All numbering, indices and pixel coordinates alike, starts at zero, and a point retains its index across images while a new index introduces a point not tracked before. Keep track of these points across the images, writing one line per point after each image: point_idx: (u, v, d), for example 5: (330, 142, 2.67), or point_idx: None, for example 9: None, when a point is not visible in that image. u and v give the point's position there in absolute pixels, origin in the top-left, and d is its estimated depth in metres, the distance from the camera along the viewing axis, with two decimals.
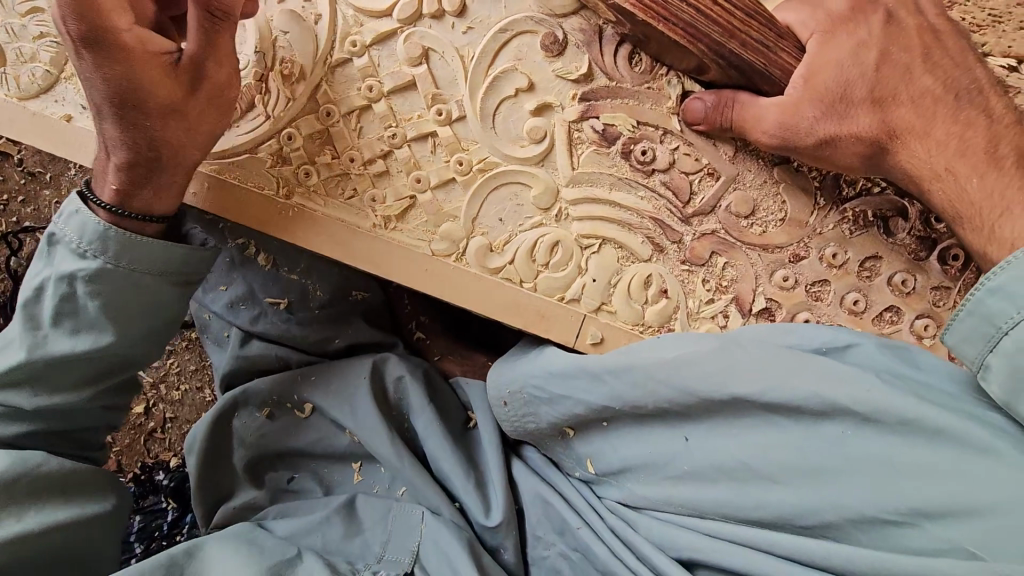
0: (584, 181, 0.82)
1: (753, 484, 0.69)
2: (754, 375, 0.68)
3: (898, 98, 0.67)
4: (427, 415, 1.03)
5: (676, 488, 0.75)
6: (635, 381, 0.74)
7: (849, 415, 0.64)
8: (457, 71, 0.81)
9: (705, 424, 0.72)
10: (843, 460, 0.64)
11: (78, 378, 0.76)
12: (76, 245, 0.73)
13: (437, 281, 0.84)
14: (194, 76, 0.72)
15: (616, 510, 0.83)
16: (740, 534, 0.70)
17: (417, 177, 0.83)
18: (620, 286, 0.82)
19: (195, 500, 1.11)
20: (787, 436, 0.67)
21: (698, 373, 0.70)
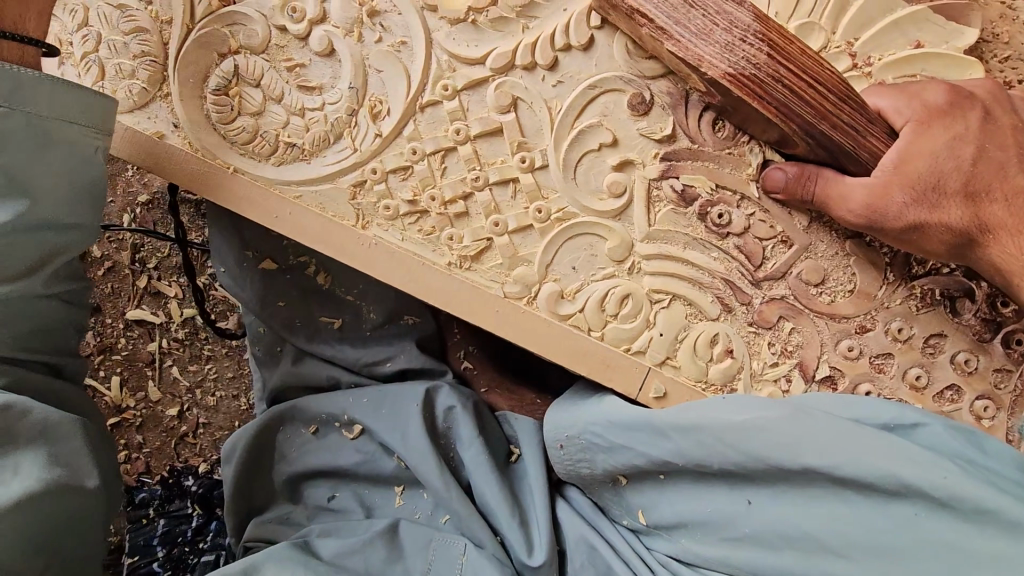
0: (659, 238, 0.84)
1: (817, 556, 0.69)
2: (829, 448, 0.68)
3: (993, 194, 0.70)
4: (474, 448, 1.03)
5: (734, 550, 0.75)
6: (702, 441, 0.74)
7: (922, 497, 0.65)
8: (544, 122, 0.84)
9: (771, 490, 0.73)
10: (913, 542, 0.65)
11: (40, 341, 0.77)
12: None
13: (506, 322, 0.86)
14: None
15: (666, 564, 0.84)
16: None
17: (496, 221, 0.85)
18: (686, 342, 0.84)
19: (227, 511, 1.11)
20: (855, 510, 0.68)
21: (770, 441, 0.70)
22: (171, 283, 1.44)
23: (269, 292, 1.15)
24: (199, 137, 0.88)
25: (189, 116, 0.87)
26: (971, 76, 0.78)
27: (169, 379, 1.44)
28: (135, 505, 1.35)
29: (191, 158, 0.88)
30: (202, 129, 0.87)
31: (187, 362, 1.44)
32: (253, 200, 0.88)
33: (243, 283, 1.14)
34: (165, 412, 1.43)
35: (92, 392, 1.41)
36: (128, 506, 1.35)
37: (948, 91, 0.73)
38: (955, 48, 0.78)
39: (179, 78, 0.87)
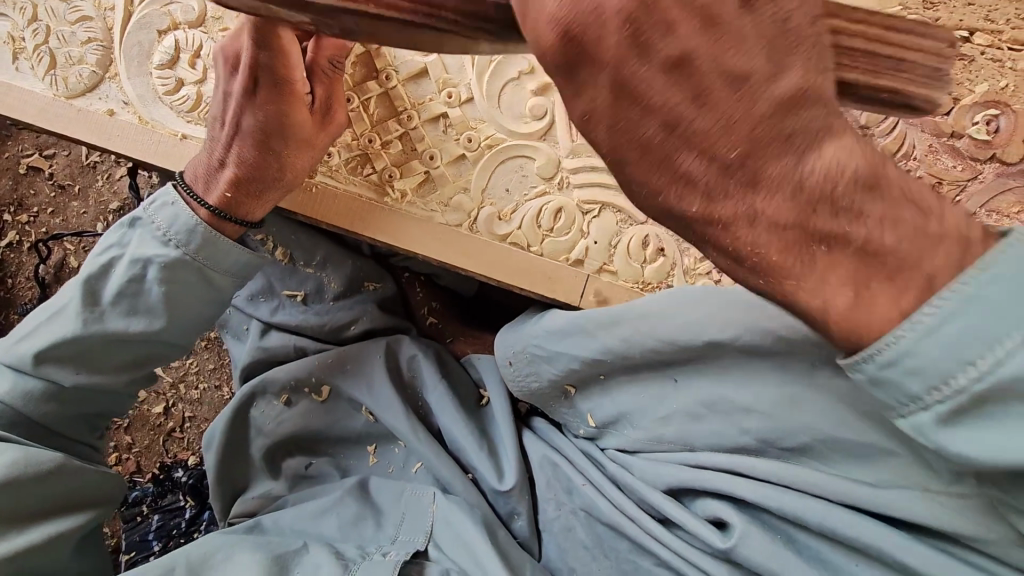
0: (586, 150, 0.89)
1: (733, 416, 0.73)
2: (729, 319, 0.71)
3: (637, 162, 0.46)
4: (440, 391, 1.08)
5: (666, 428, 0.80)
6: (624, 336, 0.78)
7: (814, 349, 0.67)
8: (465, 58, 0.90)
9: (692, 367, 0.76)
10: (817, 390, 0.68)
11: (121, 360, 0.84)
12: (163, 233, 0.81)
13: (451, 249, 0.91)
14: (323, 115, 0.85)
15: (616, 458, 0.88)
16: (721, 461, 0.75)
17: (431, 155, 0.91)
18: (620, 247, 0.88)
19: (213, 495, 1.16)
20: (758, 372, 0.72)
21: (676, 321, 0.75)
22: None
23: None
24: (149, 109, 0.94)
25: (138, 92, 0.94)
26: None
27: None
28: (127, 505, 1.35)
29: (142, 130, 0.93)
30: (150, 102, 0.94)
31: None
32: None
33: None
34: (151, 409, 1.46)
35: None
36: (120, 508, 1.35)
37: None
38: None
39: (125, 58, 0.94)
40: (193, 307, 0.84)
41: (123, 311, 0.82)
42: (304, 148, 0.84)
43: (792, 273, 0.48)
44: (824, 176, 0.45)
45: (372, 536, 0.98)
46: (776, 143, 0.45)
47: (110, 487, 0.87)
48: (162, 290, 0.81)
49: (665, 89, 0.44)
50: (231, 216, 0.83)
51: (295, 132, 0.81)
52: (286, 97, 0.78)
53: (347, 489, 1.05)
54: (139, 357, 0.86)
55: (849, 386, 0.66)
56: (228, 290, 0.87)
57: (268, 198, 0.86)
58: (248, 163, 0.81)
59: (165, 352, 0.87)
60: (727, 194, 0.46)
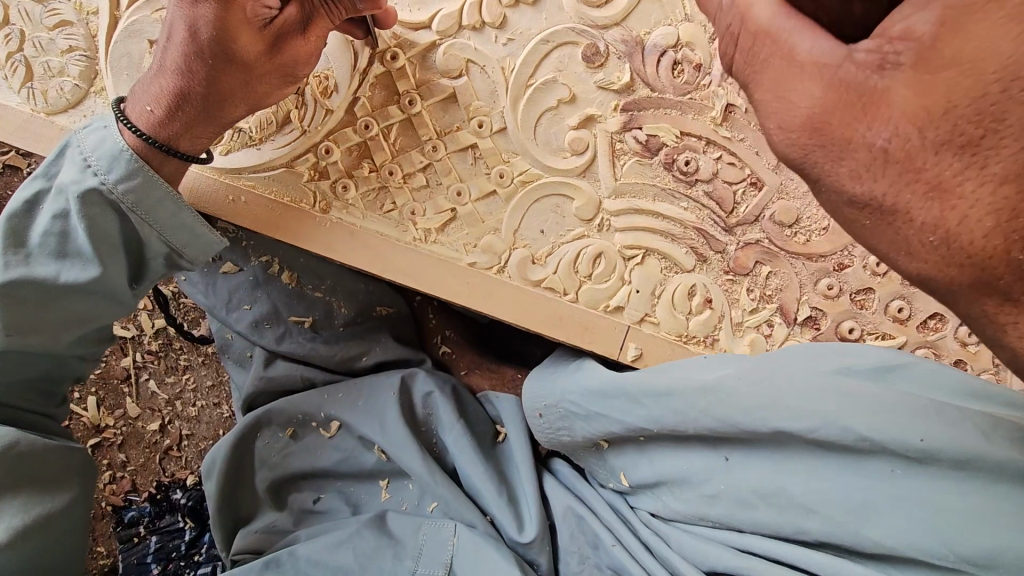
0: (628, 191, 0.81)
1: (790, 509, 0.71)
2: (800, 407, 0.69)
3: (826, 159, 0.50)
4: (457, 430, 1.02)
5: (710, 506, 0.78)
6: (678, 409, 0.76)
7: (894, 454, 0.66)
8: (498, 83, 0.80)
9: (748, 449, 0.75)
10: (883, 491, 0.67)
11: (56, 317, 0.73)
12: (85, 157, 0.71)
13: (478, 293, 0.83)
14: (276, 44, 0.70)
15: (648, 522, 0.87)
16: (774, 549, 0.73)
17: (458, 190, 0.82)
18: (664, 297, 0.82)
19: (213, 524, 1.06)
20: (826, 467, 0.70)
21: (742, 404, 0.72)
22: None
23: (233, 296, 1.10)
24: None
25: None
26: None
27: (147, 394, 1.40)
28: (124, 524, 1.32)
29: None
30: None
31: (164, 373, 1.41)
32: (204, 192, 0.83)
33: (207, 288, 1.11)
34: (146, 426, 1.39)
35: (69, 414, 1.37)
36: (117, 526, 1.32)
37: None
38: None
39: (113, 71, 0.83)
40: (118, 250, 0.74)
41: (49, 254, 0.72)
42: (235, 67, 0.69)
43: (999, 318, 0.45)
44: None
45: (390, 568, 0.93)
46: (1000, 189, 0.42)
47: (83, 475, 0.84)
48: (85, 227, 0.70)
49: (890, 122, 0.46)
50: (162, 144, 0.72)
51: (230, 46, 0.67)
52: (218, 16, 0.66)
53: (363, 523, 0.98)
54: (78, 316, 0.75)
55: (917, 495, 0.65)
56: (163, 249, 0.76)
57: (201, 124, 0.73)
58: (188, 76, 0.69)
59: (103, 308, 0.76)
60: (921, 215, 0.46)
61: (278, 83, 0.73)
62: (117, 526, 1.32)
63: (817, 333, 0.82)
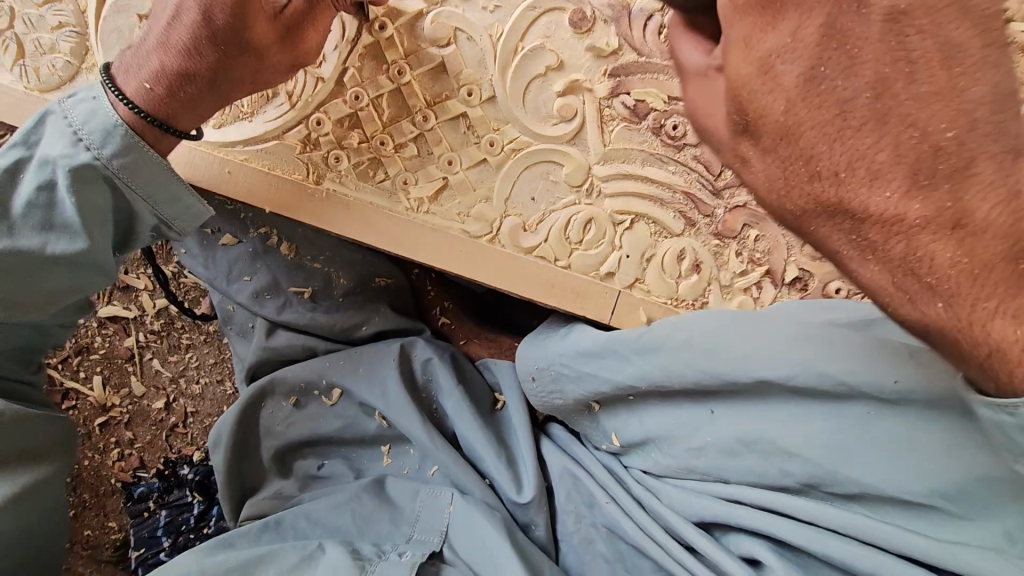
0: (617, 157, 0.82)
1: (774, 458, 0.73)
2: (784, 359, 0.70)
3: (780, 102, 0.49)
4: (455, 396, 1.04)
5: (698, 459, 0.80)
6: (664, 364, 0.78)
7: (869, 397, 0.67)
8: (486, 51, 0.81)
9: (729, 402, 0.77)
10: (863, 438, 0.67)
11: (42, 287, 0.74)
12: (74, 130, 0.71)
13: (473, 259, 0.84)
14: (290, 31, 0.71)
15: (642, 480, 0.89)
16: (758, 497, 0.75)
17: (449, 159, 0.83)
18: (654, 260, 0.83)
19: (220, 494, 1.09)
20: (810, 415, 0.71)
21: (726, 357, 0.74)
22: (140, 275, 1.40)
23: (233, 268, 1.11)
24: None
25: None
26: None
27: (151, 372, 1.42)
28: (135, 500, 1.36)
29: None
30: None
31: (167, 352, 1.43)
32: (197, 165, 0.84)
33: (207, 262, 1.12)
34: (152, 405, 1.42)
35: (76, 393, 1.40)
36: (128, 502, 1.37)
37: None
38: None
39: (103, 46, 0.83)
40: (105, 221, 0.74)
41: (34, 224, 0.71)
42: (249, 56, 0.70)
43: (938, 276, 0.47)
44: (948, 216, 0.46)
45: (387, 533, 0.95)
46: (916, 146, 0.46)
47: (68, 446, 0.87)
48: (74, 199, 0.71)
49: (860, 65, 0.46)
50: (160, 122, 0.72)
51: (245, 33, 0.68)
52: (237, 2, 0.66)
53: (363, 487, 1.02)
54: (62, 287, 0.75)
55: (902, 439, 0.65)
56: (155, 220, 0.77)
57: (200, 104, 0.73)
58: (195, 58, 0.69)
59: (88, 279, 0.77)
60: (857, 182, 0.48)
61: (285, 70, 0.74)
62: (127, 501, 1.37)
63: (805, 294, 0.83)
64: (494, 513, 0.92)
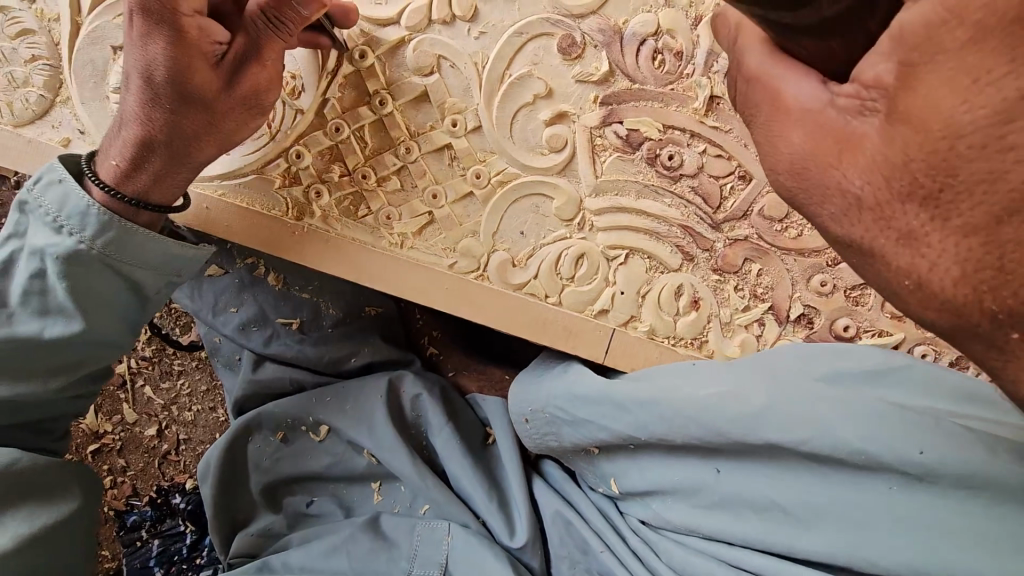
0: (610, 189, 0.78)
1: (781, 524, 0.66)
2: (789, 419, 0.64)
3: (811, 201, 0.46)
4: (446, 433, 1.00)
5: (703, 518, 0.71)
6: (664, 416, 0.71)
7: (891, 468, 0.61)
8: (470, 79, 0.77)
9: (739, 458, 0.69)
10: (876, 509, 0.61)
11: (53, 365, 0.73)
12: (53, 217, 0.68)
13: (459, 301, 0.80)
14: (232, 75, 0.67)
15: (637, 530, 0.85)
16: (763, 567, 0.66)
17: (434, 193, 0.79)
18: (650, 297, 0.78)
19: (211, 527, 1.05)
20: (820, 479, 0.65)
21: (730, 414, 0.67)
22: None
23: (218, 301, 1.09)
24: None
25: (94, 119, 0.82)
26: None
27: (143, 400, 1.40)
28: (128, 528, 1.34)
29: None
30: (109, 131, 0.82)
31: (159, 378, 1.40)
32: None
33: (191, 295, 1.09)
34: (145, 432, 1.40)
35: None
36: (120, 530, 1.35)
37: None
38: None
39: (77, 80, 0.81)
40: (108, 306, 0.72)
41: (30, 311, 0.69)
42: (199, 109, 0.67)
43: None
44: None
45: (386, 570, 0.92)
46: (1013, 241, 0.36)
47: (84, 484, 0.83)
48: (67, 285, 0.68)
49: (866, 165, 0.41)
50: (132, 198, 0.69)
51: (190, 88, 0.65)
52: (173, 58, 0.63)
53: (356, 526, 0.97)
54: (71, 364, 0.74)
55: (918, 511, 0.60)
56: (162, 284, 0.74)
57: (176, 173, 0.71)
58: (150, 125, 0.67)
59: (101, 354, 0.75)
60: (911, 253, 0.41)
61: (245, 115, 0.70)
62: (120, 530, 1.35)
63: (810, 332, 0.78)
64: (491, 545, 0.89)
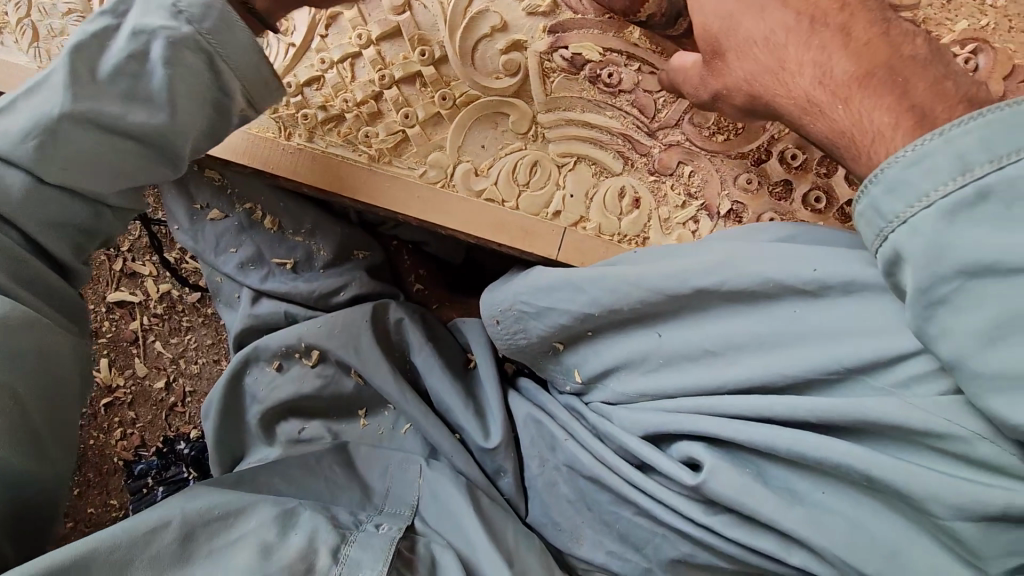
0: (559, 105, 0.89)
1: (713, 362, 0.78)
2: (712, 267, 0.76)
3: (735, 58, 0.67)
4: (426, 352, 1.09)
5: (652, 381, 0.83)
6: (610, 286, 0.81)
7: (793, 292, 0.73)
8: (437, 16, 0.90)
9: (675, 319, 0.81)
10: (786, 331, 0.73)
11: (100, 159, 0.70)
12: (174, 1, 0.68)
13: (432, 206, 0.91)
14: None
15: (596, 409, 0.92)
16: (697, 403, 0.78)
17: (406, 113, 0.91)
18: (596, 198, 0.89)
19: (212, 459, 1.16)
20: (739, 319, 0.76)
21: (666, 271, 0.78)
22: (145, 262, 1.51)
23: (221, 241, 1.20)
24: None
25: None
26: None
27: (153, 354, 1.51)
28: (135, 476, 1.43)
29: None
30: None
31: (168, 334, 1.51)
32: None
33: (195, 236, 1.21)
34: (154, 385, 1.50)
35: None
36: (128, 478, 1.44)
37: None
38: None
39: None
40: (191, 110, 0.72)
41: (114, 92, 0.68)
42: None
43: (891, 128, 0.57)
44: (873, 94, 0.58)
45: (357, 501, 0.97)
46: (863, 63, 0.60)
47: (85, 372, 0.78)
48: (166, 72, 0.68)
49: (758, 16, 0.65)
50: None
51: None
52: None
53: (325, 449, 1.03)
54: (116, 166, 0.71)
55: (820, 329, 0.71)
56: (236, 107, 0.75)
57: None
58: None
59: (156, 165, 0.74)
60: (779, 89, 0.65)
61: None
62: (128, 479, 1.44)
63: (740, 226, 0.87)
64: (462, 484, 0.94)
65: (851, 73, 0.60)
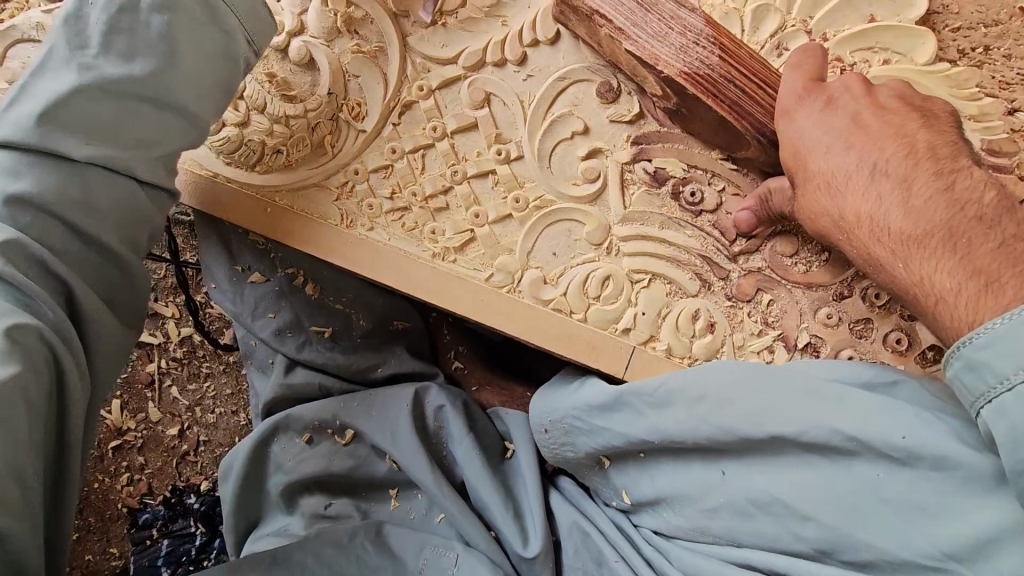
0: (636, 219, 0.86)
1: (788, 518, 0.69)
2: (791, 414, 0.69)
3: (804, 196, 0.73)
4: (466, 443, 1.05)
5: (710, 520, 0.76)
6: (677, 417, 0.76)
7: (882, 457, 0.65)
8: (517, 115, 0.86)
9: (741, 460, 0.74)
10: (872, 497, 0.65)
11: None
12: None
13: (496, 311, 0.87)
14: None
15: (651, 540, 0.87)
16: (764, 559, 0.72)
17: (476, 212, 0.87)
18: (668, 318, 0.85)
19: (227, 525, 1.11)
20: (821, 474, 0.68)
21: (743, 410, 0.72)
22: (168, 304, 1.46)
23: (259, 304, 1.15)
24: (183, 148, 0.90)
25: None
26: (923, 47, 0.83)
27: (168, 399, 1.45)
28: (139, 527, 1.38)
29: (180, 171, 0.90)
30: None
31: (186, 380, 1.46)
32: (242, 207, 0.90)
33: (233, 297, 1.16)
34: (166, 431, 1.44)
35: None
36: (131, 528, 1.38)
37: (897, 99, 0.72)
38: (906, 19, 0.83)
39: None
40: None
41: None
42: None
43: (955, 291, 0.61)
44: (941, 252, 0.62)
45: None
46: (928, 218, 0.63)
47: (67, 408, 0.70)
48: None
49: (827, 158, 0.71)
50: None
51: None
52: None
53: (357, 527, 0.99)
54: None
55: (912, 503, 0.62)
56: None
57: None
58: None
59: None
60: (847, 234, 0.70)
61: None
62: (132, 528, 1.38)
63: None
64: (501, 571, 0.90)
65: (915, 227, 0.64)
